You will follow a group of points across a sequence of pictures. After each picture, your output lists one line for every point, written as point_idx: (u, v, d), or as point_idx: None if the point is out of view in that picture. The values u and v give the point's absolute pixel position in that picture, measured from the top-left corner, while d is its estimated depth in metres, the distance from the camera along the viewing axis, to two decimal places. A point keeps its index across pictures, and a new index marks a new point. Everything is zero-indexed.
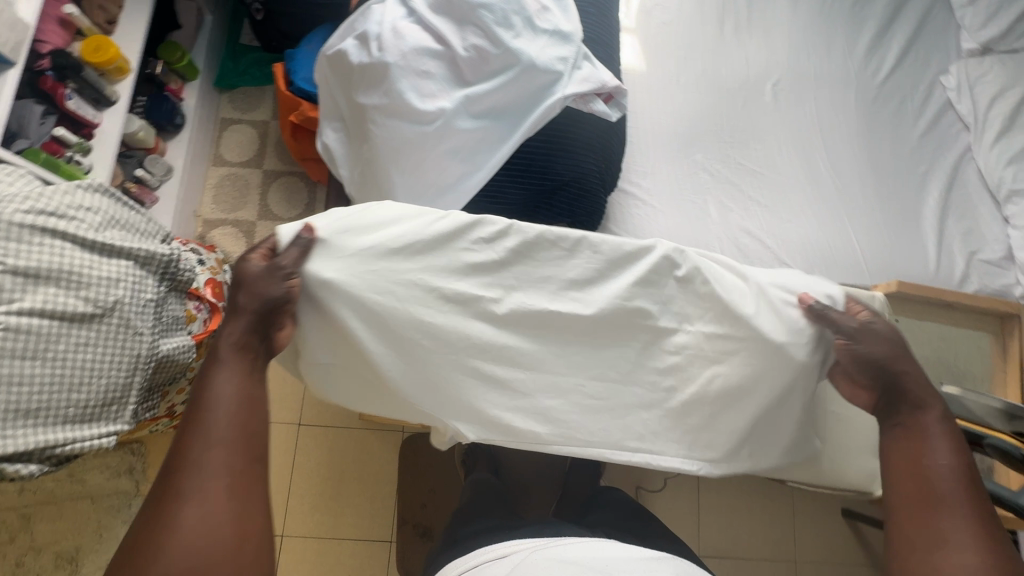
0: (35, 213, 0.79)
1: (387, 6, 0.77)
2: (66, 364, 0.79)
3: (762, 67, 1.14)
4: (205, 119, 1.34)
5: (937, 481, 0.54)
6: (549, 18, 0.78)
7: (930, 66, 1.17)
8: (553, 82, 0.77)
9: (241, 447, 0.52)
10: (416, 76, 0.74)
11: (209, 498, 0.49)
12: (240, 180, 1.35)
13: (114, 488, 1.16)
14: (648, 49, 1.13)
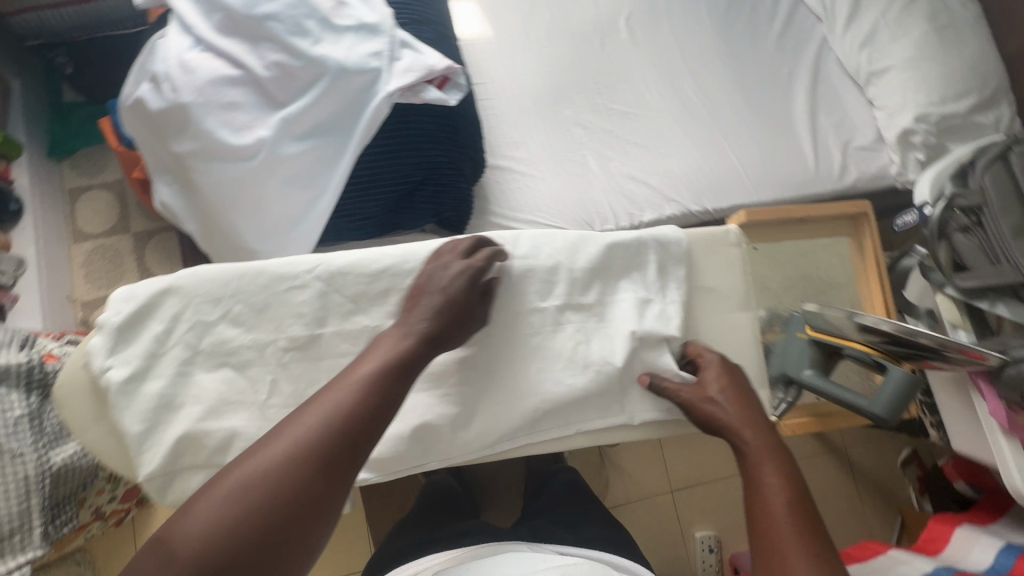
0: None
1: (168, 38, 0.69)
2: None
3: (609, 3, 1.10)
4: (47, 196, 1.21)
5: (775, 512, 0.48)
6: (349, 12, 0.74)
7: None
8: (375, 80, 0.72)
9: (314, 463, 0.40)
10: (220, 110, 0.67)
11: (245, 500, 0.38)
12: (109, 251, 1.23)
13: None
14: (489, 11, 1.07)
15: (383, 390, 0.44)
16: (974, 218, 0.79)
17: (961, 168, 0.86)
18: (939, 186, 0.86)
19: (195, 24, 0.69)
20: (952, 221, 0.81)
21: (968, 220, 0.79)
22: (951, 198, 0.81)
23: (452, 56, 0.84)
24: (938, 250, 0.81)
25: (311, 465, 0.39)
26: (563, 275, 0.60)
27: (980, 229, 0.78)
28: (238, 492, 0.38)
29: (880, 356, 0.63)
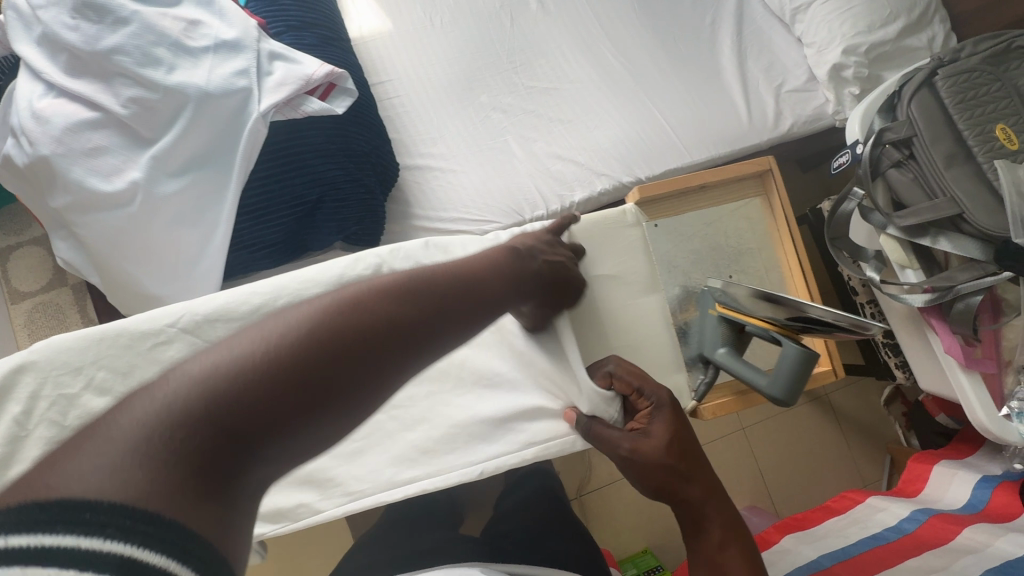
0: None
1: (411, 147, 1.06)
2: None
3: (594, 119, 1.12)
4: None
5: None
6: (528, 156, 1.09)
7: (774, 105, 1.13)
8: (533, 204, 1.05)
9: (387, 341, 0.39)
10: (434, 199, 1.04)
11: (314, 342, 0.36)
12: None
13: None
14: (464, 100, 1.10)
15: (533, 265, 0.57)
16: (905, 152, 0.85)
17: (890, 95, 0.89)
18: (869, 123, 0.90)
19: (431, 145, 1.06)
20: (885, 158, 0.86)
21: (900, 155, 0.85)
22: (957, 217, 0.80)
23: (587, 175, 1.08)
24: (878, 189, 0.88)
25: (344, 343, 0.37)
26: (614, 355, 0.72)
27: (913, 163, 0.84)
28: (434, 282, 0.45)
29: (778, 333, 0.62)
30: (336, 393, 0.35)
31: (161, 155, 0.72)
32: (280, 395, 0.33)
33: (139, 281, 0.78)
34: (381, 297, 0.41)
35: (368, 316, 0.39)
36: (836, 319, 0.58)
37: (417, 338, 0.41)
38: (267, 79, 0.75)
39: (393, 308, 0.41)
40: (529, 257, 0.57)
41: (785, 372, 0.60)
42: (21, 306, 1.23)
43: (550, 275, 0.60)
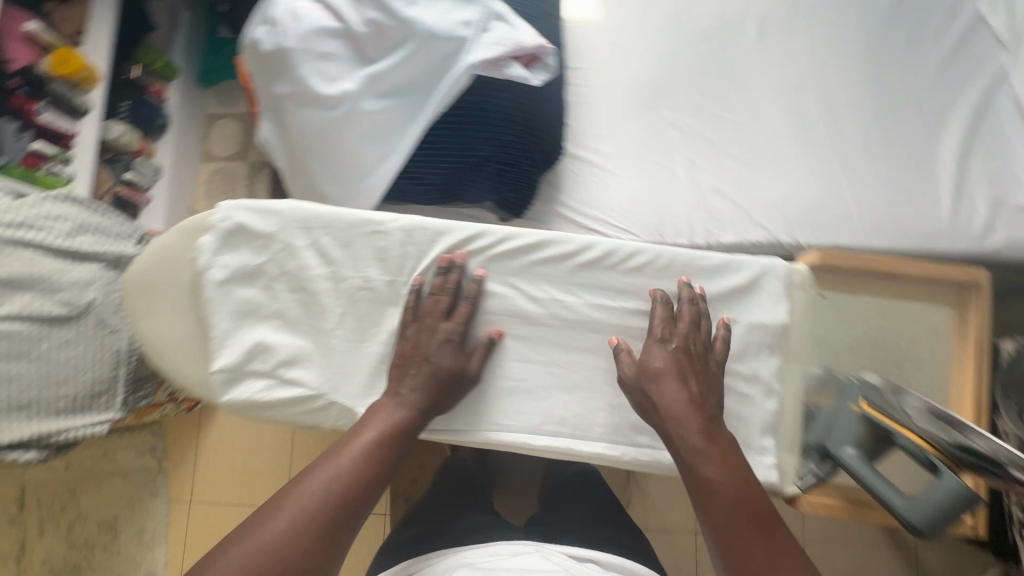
0: (10, 225, 0.97)
1: (582, 135, 1.07)
2: (49, 360, 1.00)
3: (771, 165, 1.06)
4: (193, 117, 1.58)
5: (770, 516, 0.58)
6: (690, 181, 1.05)
7: (988, 215, 0.98)
8: (678, 227, 1.02)
9: (355, 482, 0.60)
10: (586, 189, 1.04)
11: (309, 505, 0.57)
12: (229, 174, 1.59)
13: (142, 466, 1.49)
14: (645, 107, 1.10)
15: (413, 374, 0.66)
16: None
17: None
18: None
19: (600, 139, 1.07)
20: None
21: None
22: None
23: (747, 218, 1.02)
24: None
25: (326, 507, 0.58)
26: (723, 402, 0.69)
27: None
28: (340, 472, 0.59)
29: (935, 458, 0.61)
30: (316, 551, 0.56)
31: (375, 76, 0.80)
32: (293, 552, 0.55)
33: (317, 176, 0.87)
34: (346, 467, 0.61)
35: (298, 534, 0.56)
36: (995, 455, 0.54)
37: (338, 520, 0.58)
38: (484, 36, 0.79)
39: (308, 510, 0.57)
40: (413, 388, 0.65)
41: (931, 501, 0.60)
42: (209, 165, 1.60)
43: (434, 361, 0.66)
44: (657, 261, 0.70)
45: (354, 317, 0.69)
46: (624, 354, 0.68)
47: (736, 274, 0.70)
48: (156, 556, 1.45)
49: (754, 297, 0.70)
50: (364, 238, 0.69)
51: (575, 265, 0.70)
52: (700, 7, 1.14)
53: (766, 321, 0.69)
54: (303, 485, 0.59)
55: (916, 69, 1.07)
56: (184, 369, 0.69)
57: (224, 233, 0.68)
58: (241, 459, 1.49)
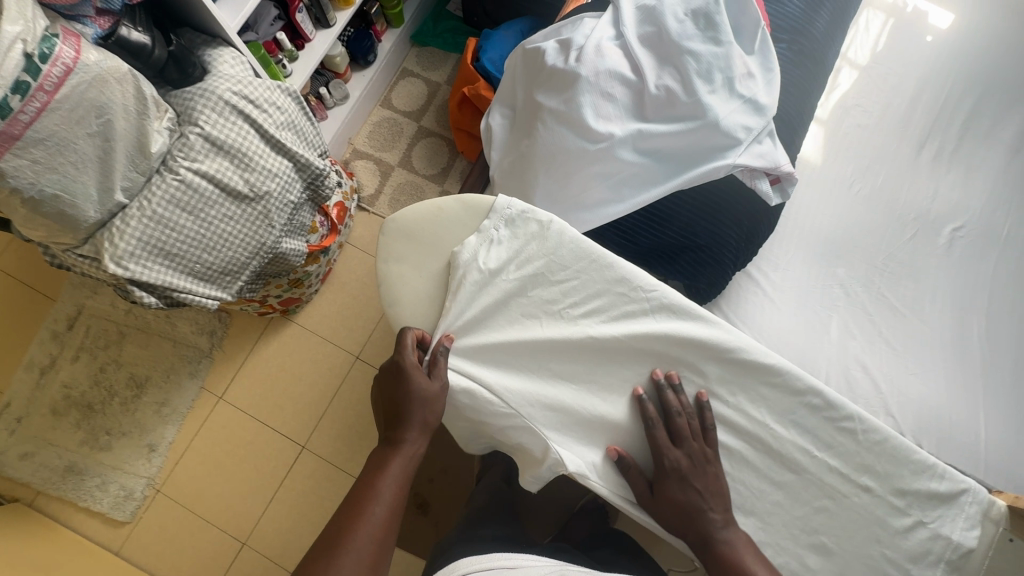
0: (239, 96, 1.01)
1: (765, 258, 1.12)
2: (210, 227, 1.02)
3: (922, 362, 1.07)
4: (393, 65, 1.67)
5: None
6: (844, 343, 1.07)
7: None
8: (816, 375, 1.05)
9: (391, 519, 0.70)
10: (750, 306, 1.08)
11: (357, 563, 0.65)
12: (397, 126, 1.65)
13: (193, 344, 1.50)
14: (824, 256, 1.13)
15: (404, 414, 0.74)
16: None
17: None
18: None
19: (776, 267, 1.11)
20: None
21: None
22: None
23: (884, 400, 1.03)
24: None
25: (375, 555, 0.66)
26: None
27: None
28: (372, 525, 0.68)
29: None
30: None
31: (645, 134, 0.85)
32: None
33: (541, 190, 0.91)
34: (380, 519, 0.69)
35: None
36: None
37: (383, 563, 0.67)
38: (755, 146, 0.84)
39: (358, 562, 0.65)
40: (409, 428, 0.73)
41: None
42: (384, 110, 1.67)
43: (412, 409, 0.73)
44: (871, 432, 0.70)
45: (574, 354, 0.76)
46: (442, 357, 0.74)
47: (940, 481, 0.70)
48: (165, 433, 1.44)
49: (949, 509, 0.70)
50: (612, 295, 0.77)
51: (795, 401, 0.72)
52: (906, 192, 1.19)
53: (953, 539, 0.69)
54: (339, 550, 0.65)
55: None
56: (402, 313, 0.80)
57: (489, 239, 0.79)
58: (285, 381, 1.49)
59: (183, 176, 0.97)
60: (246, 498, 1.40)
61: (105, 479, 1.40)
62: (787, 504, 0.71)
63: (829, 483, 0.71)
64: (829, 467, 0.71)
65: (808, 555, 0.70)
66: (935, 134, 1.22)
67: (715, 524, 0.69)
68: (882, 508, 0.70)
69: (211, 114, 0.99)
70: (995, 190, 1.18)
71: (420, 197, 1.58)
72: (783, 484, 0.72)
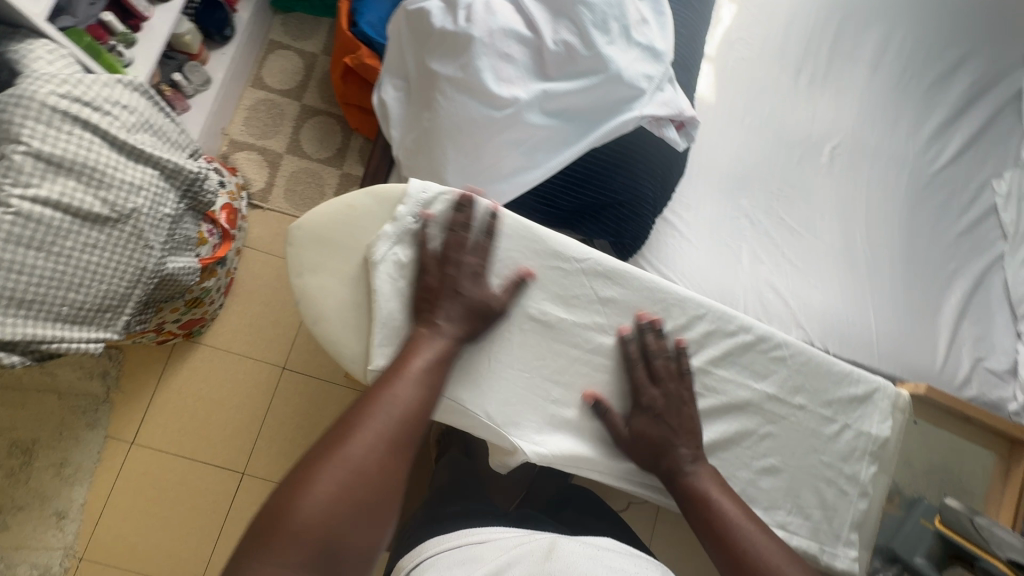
0: (71, 100, 0.85)
1: (680, 200, 1.16)
2: (70, 261, 0.86)
3: (821, 276, 1.18)
4: (256, 38, 1.48)
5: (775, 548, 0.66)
6: (758, 271, 1.15)
7: (975, 362, 1.18)
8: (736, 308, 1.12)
9: (429, 397, 0.65)
10: (673, 251, 1.12)
11: (385, 431, 0.61)
12: (276, 108, 1.48)
13: (85, 390, 1.31)
14: (727, 189, 1.20)
15: (453, 293, 0.70)
16: None
17: None
18: None
19: (688, 209, 1.16)
20: None
21: None
22: None
23: (797, 317, 1.14)
24: None
25: (403, 427, 0.62)
26: (801, 489, 0.77)
27: None
28: (411, 391, 0.64)
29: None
30: (393, 472, 0.60)
31: (551, 94, 0.81)
32: (380, 473, 0.59)
33: (451, 166, 0.85)
34: (414, 398, 0.64)
35: (381, 454, 0.60)
36: None
37: (410, 442, 0.63)
38: (658, 94, 0.85)
39: (389, 426, 0.61)
40: (449, 319, 0.69)
41: None
42: (257, 91, 1.48)
43: (459, 307, 0.69)
44: (797, 355, 0.77)
45: (518, 342, 0.74)
46: (481, 226, 0.73)
47: (857, 385, 0.79)
48: (74, 494, 1.27)
49: (865, 408, 0.79)
50: (549, 269, 0.76)
51: (731, 341, 0.77)
52: (791, 120, 1.27)
53: (872, 432, 0.79)
54: (372, 412, 0.62)
55: (944, 228, 1.26)
56: (326, 324, 0.73)
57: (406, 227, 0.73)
58: (207, 409, 1.35)
59: (17, 206, 0.81)
60: (188, 542, 1.29)
61: (8, 562, 1.22)
62: (736, 437, 0.76)
63: (769, 410, 0.77)
64: (769, 393, 0.77)
65: (761, 478, 0.76)
66: (808, 59, 1.30)
67: (699, 481, 0.71)
68: (815, 420, 0.78)
69: (36, 124, 0.82)
70: (862, 108, 1.30)
71: (318, 185, 1.45)
72: (730, 418, 0.77)
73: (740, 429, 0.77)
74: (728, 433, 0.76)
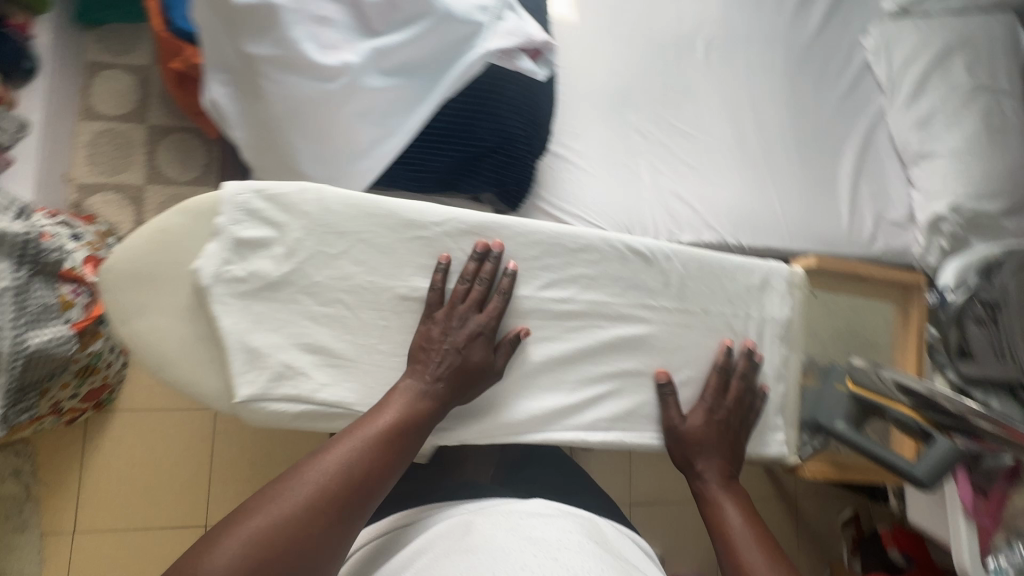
0: None
1: (564, 130, 1.12)
2: None
3: (720, 173, 1.18)
4: (72, 64, 1.30)
5: (759, 538, 0.69)
6: (658, 184, 1.14)
7: (877, 217, 1.22)
8: (643, 226, 1.11)
9: (381, 462, 0.56)
10: (569, 185, 1.08)
11: (319, 490, 0.53)
12: (121, 137, 1.32)
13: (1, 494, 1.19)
14: (611, 108, 1.16)
15: (452, 350, 0.61)
16: (990, 313, 0.94)
17: (987, 261, 0.99)
18: (963, 274, 1.00)
19: (575, 139, 1.12)
20: (970, 311, 0.96)
21: (984, 313, 0.95)
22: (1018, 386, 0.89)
23: (704, 219, 1.14)
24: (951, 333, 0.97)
25: (337, 491, 0.54)
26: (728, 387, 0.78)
27: (992, 325, 0.93)
28: (360, 450, 0.56)
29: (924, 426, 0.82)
30: (318, 540, 0.52)
31: (382, 51, 0.74)
32: (300, 537, 0.51)
33: (299, 154, 0.76)
34: (362, 459, 0.56)
35: (307, 516, 0.52)
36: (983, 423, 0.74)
37: (350, 509, 0.54)
38: (498, 24, 0.78)
39: (326, 486, 0.53)
40: (438, 377, 0.60)
41: (930, 462, 0.79)
42: (93, 124, 1.31)
43: (456, 366, 0.60)
44: (695, 260, 0.77)
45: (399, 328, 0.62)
46: (473, 264, 0.63)
47: (756, 273, 0.79)
48: None
49: (767, 293, 0.80)
50: (416, 240, 0.62)
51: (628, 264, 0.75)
52: (658, 21, 1.23)
53: (777, 314, 0.81)
54: (310, 466, 0.54)
55: (823, 96, 1.28)
56: (185, 375, 0.56)
57: (234, 239, 0.55)
58: (145, 475, 1.26)
59: None
60: None
61: None
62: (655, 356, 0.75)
63: (682, 321, 0.76)
64: (672, 307, 0.76)
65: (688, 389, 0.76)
66: None
67: (720, 473, 0.74)
68: (725, 318, 0.78)
69: None
70: None
71: None
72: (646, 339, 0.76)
73: (659, 347, 0.75)
74: (647, 355, 0.75)
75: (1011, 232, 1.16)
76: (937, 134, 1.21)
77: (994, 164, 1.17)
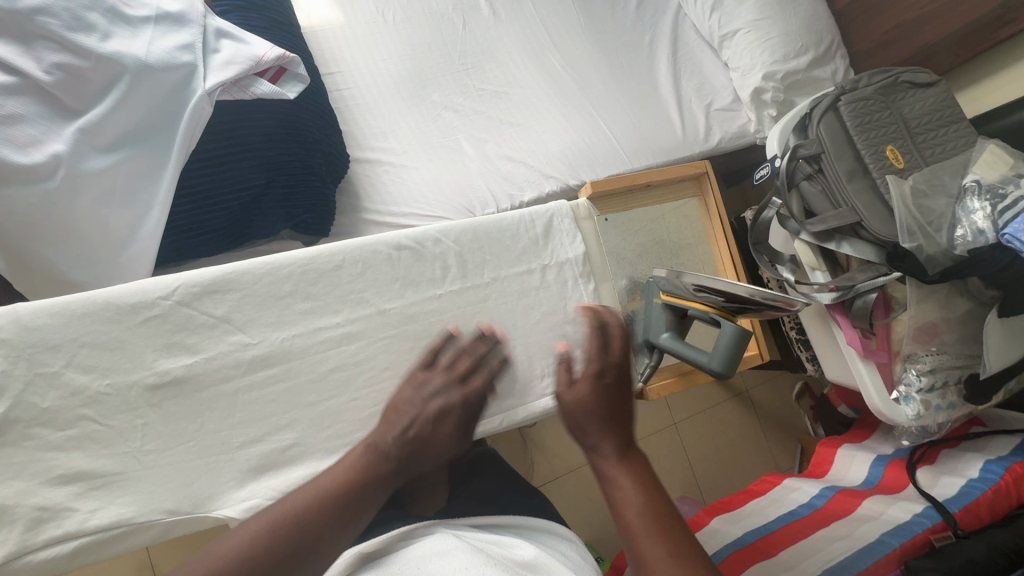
0: None
1: (368, 134, 1.07)
2: None
3: (543, 119, 1.16)
4: None
5: (674, 526, 0.49)
6: (484, 152, 1.11)
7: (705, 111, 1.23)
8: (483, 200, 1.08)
9: (338, 516, 0.47)
10: (393, 186, 1.04)
11: (262, 545, 0.44)
12: None
13: None
14: (411, 94, 1.11)
15: (423, 416, 0.53)
16: (815, 167, 0.95)
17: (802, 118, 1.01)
18: (785, 139, 1.01)
19: (384, 138, 1.07)
20: (798, 171, 0.97)
21: (810, 169, 0.95)
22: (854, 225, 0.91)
23: (541, 171, 1.12)
24: (793, 199, 0.98)
25: (276, 554, 0.44)
26: None
27: (820, 176, 0.95)
28: (319, 499, 0.47)
29: (719, 315, 0.62)
30: None
31: (89, 128, 0.66)
32: None
33: (47, 266, 0.68)
34: (311, 511, 0.46)
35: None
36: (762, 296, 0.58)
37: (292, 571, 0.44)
38: (213, 57, 0.72)
39: (269, 540, 0.44)
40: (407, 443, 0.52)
41: (724, 348, 0.60)
42: None
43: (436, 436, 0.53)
44: None
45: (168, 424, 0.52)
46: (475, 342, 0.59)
47: None
48: None
49: None
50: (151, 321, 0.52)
51: None
52: None
53: None
54: (252, 521, 0.45)
55: (618, 13, 1.27)
56: None
57: None
58: None
59: None
60: None
61: None
62: None
63: None
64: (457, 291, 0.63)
65: None
66: None
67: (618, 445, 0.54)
68: None
69: None
70: None
71: None
72: None
73: None
74: None
75: (828, 80, 1.18)
76: (731, 11, 1.21)
77: (792, 19, 1.17)
